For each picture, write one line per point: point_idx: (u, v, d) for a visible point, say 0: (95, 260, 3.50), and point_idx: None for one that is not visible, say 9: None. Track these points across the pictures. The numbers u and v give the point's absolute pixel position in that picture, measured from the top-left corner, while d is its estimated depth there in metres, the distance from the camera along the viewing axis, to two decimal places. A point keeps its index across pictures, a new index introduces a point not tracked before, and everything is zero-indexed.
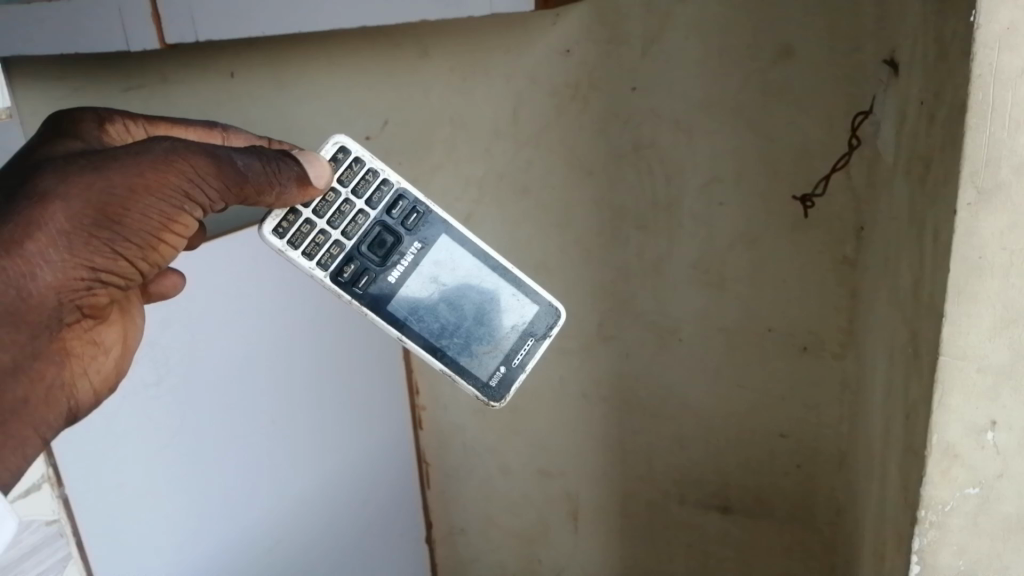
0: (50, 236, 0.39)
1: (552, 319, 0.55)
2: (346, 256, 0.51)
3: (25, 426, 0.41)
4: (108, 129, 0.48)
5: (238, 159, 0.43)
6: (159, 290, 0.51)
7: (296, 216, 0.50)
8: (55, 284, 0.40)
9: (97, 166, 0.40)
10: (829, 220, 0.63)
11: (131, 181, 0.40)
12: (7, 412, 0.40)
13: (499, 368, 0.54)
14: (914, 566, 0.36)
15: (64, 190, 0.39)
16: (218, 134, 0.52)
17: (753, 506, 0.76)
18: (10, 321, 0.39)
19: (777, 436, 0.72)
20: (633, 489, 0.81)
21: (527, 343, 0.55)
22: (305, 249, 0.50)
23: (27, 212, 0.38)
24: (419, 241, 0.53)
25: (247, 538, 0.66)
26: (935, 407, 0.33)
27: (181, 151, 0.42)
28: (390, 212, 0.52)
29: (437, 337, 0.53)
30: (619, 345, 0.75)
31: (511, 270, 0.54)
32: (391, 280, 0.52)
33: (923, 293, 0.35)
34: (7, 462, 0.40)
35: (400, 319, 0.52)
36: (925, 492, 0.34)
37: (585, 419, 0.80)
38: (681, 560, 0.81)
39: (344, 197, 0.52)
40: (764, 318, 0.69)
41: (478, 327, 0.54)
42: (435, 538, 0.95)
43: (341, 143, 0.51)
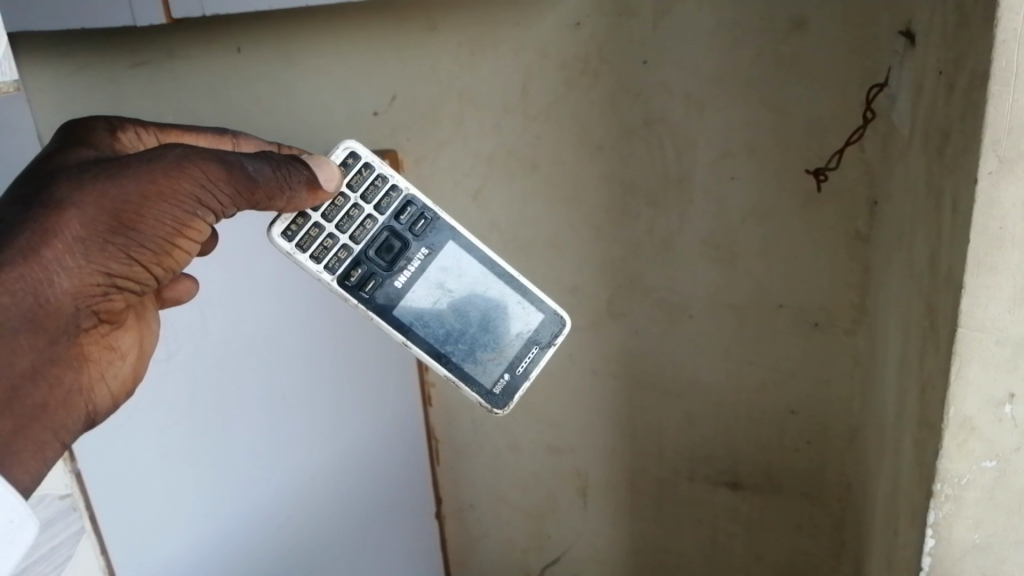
0: (66, 244, 0.39)
1: (557, 327, 0.54)
2: (353, 259, 0.51)
3: (46, 431, 0.40)
4: (122, 138, 0.48)
5: (249, 165, 0.44)
6: (173, 296, 0.53)
7: (305, 220, 0.50)
8: (71, 290, 0.40)
9: (110, 174, 0.41)
10: (842, 195, 0.63)
11: (145, 188, 0.41)
12: (30, 417, 0.39)
13: (503, 375, 0.54)
14: (929, 540, 0.35)
15: (79, 198, 0.40)
16: (228, 141, 0.53)
17: (763, 482, 0.76)
18: (28, 328, 0.38)
19: (787, 413, 0.72)
20: (642, 465, 0.81)
21: (532, 351, 0.55)
22: (313, 252, 0.50)
23: (44, 218, 0.39)
24: (427, 246, 0.53)
25: (257, 519, 0.66)
26: (952, 381, 0.33)
27: (193, 158, 0.42)
28: (397, 218, 0.52)
29: (442, 343, 0.53)
30: (629, 322, 0.75)
31: (516, 278, 0.54)
32: (397, 285, 0.52)
33: (940, 266, 0.35)
34: (27, 466, 0.39)
35: (405, 324, 0.52)
36: (941, 466, 0.34)
37: (594, 395, 0.80)
38: (690, 535, 0.81)
39: (352, 201, 0.51)
40: (775, 294, 0.68)
41: (484, 334, 0.54)
42: (444, 514, 0.94)
43: (352, 148, 0.51)
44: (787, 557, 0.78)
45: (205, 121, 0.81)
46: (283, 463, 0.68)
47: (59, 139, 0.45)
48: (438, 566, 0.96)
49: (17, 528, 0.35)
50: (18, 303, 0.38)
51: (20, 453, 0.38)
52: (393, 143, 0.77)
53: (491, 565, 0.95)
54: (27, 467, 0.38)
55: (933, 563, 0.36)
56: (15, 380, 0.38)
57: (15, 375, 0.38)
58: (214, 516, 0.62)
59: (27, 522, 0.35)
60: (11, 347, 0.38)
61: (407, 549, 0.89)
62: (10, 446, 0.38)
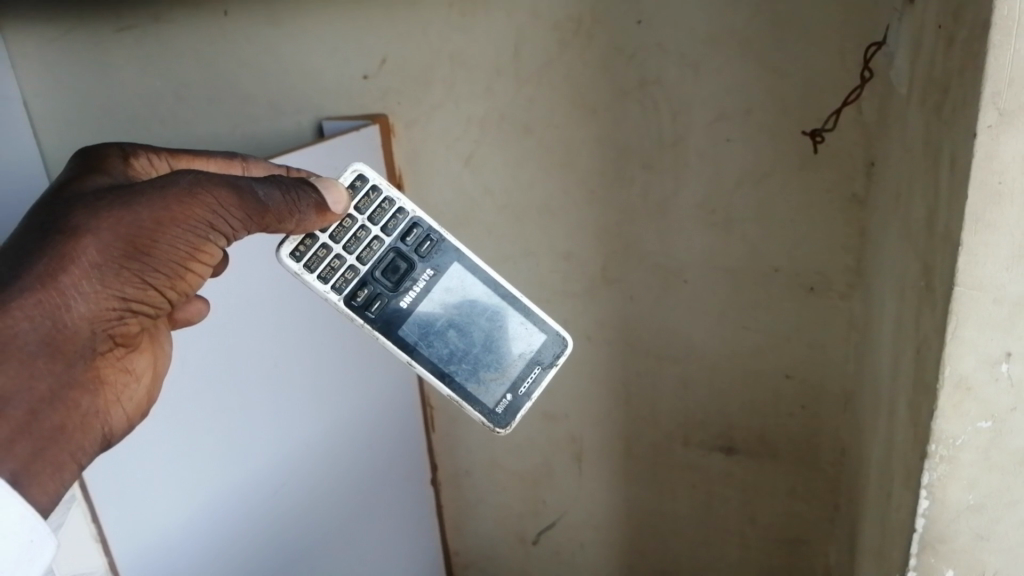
0: (82, 270, 0.39)
1: (559, 348, 0.53)
2: (360, 280, 0.50)
3: (63, 452, 0.39)
4: (134, 164, 0.47)
5: (259, 189, 0.43)
6: (184, 317, 0.51)
7: (313, 241, 0.49)
8: (88, 315, 0.39)
9: (124, 201, 0.40)
10: (838, 157, 0.62)
11: (158, 214, 0.40)
12: (47, 439, 0.38)
13: (505, 395, 0.53)
14: (923, 501, 0.33)
15: (94, 224, 0.39)
16: (238, 165, 0.50)
17: (757, 446, 0.76)
18: (45, 351, 0.38)
19: (782, 377, 0.72)
20: (637, 431, 0.81)
21: (534, 372, 0.53)
22: (321, 273, 0.49)
23: (60, 245, 0.38)
24: (432, 267, 0.52)
25: (249, 486, 0.66)
26: (948, 341, 0.31)
27: (205, 183, 0.41)
28: (404, 239, 0.51)
29: (446, 362, 0.52)
30: (623, 287, 0.75)
31: (519, 299, 0.53)
32: (403, 305, 0.51)
33: (938, 224, 0.34)
34: (45, 487, 0.38)
35: (410, 343, 0.51)
36: (935, 426, 0.32)
37: (588, 361, 0.80)
38: (684, 499, 0.82)
39: (360, 223, 0.50)
40: (771, 258, 0.68)
41: (488, 353, 0.53)
42: (439, 480, 0.95)
43: (360, 171, 0.50)
44: (781, 521, 0.78)
45: (195, 86, 0.80)
46: (272, 432, 0.67)
47: (77, 165, 0.45)
48: (435, 534, 0.96)
49: (36, 549, 0.37)
50: (35, 327, 0.37)
51: (38, 475, 0.38)
52: (384, 107, 0.76)
53: (487, 532, 0.95)
54: (45, 488, 0.38)
55: (926, 524, 0.34)
56: (30, 403, 0.38)
57: (33, 398, 0.38)
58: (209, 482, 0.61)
59: (45, 545, 0.37)
60: (28, 371, 0.37)
61: (404, 517, 0.89)
62: (27, 468, 0.37)
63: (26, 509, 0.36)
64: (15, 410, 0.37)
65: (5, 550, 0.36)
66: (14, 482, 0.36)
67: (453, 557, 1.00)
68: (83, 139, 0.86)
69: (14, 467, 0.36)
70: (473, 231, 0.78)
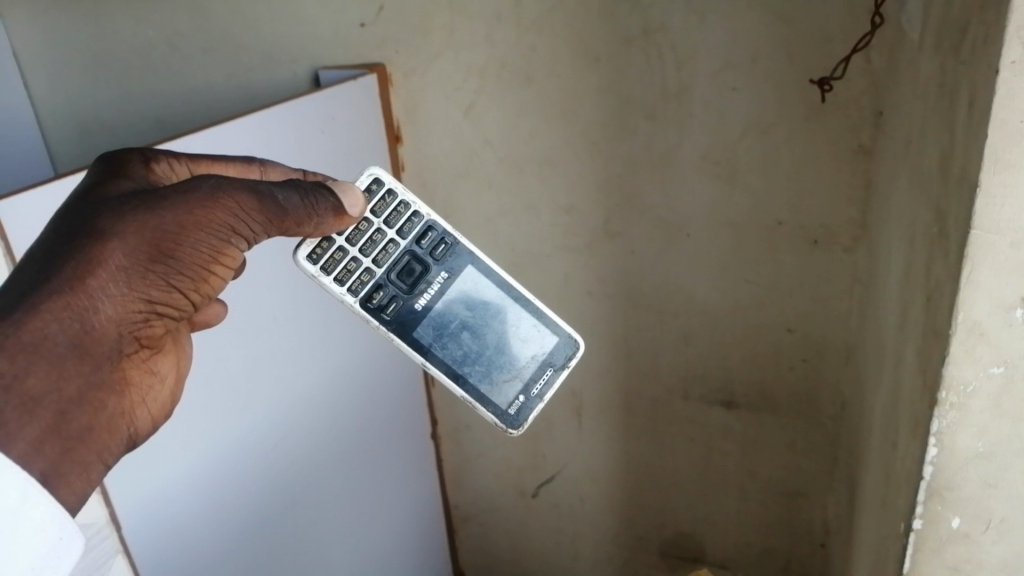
0: (109, 273, 0.37)
1: (571, 350, 0.52)
2: (376, 283, 0.49)
3: (90, 451, 0.38)
4: (155, 168, 0.45)
5: (279, 193, 0.41)
6: (203, 319, 0.50)
7: (330, 244, 0.48)
8: (114, 317, 0.38)
9: (148, 204, 0.38)
10: (845, 107, 0.61)
11: (181, 217, 0.39)
12: (75, 439, 0.37)
13: (517, 396, 0.51)
14: (931, 449, 0.33)
15: (121, 228, 0.38)
16: (256, 169, 0.47)
17: (757, 400, 0.76)
18: (73, 353, 0.36)
19: (783, 331, 0.72)
20: (637, 385, 0.81)
21: (546, 373, 0.52)
22: (336, 275, 0.48)
23: (87, 249, 0.37)
24: (446, 270, 0.51)
25: (249, 436, 0.65)
26: (962, 286, 0.30)
27: (226, 188, 0.40)
28: (419, 243, 0.50)
29: (460, 364, 0.51)
30: (625, 242, 0.74)
31: (532, 302, 0.52)
32: (419, 306, 0.50)
33: (952, 169, 0.33)
34: (72, 486, 0.37)
35: (425, 345, 0.50)
36: (946, 372, 0.31)
37: (589, 316, 0.79)
38: (683, 452, 0.82)
39: (375, 226, 0.49)
40: (775, 210, 0.67)
41: (501, 354, 0.52)
42: (440, 434, 0.95)
43: (376, 174, 0.49)
44: (779, 474, 0.79)
45: (188, 35, 0.78)
46: (272, 385, 0.67)
47: (99, 170, 0.43)
48: (435, 487, 0.97)
49: (65, 545, 0.35)
50: (64, 330, 0.36)
51: (66, 475, 0.36)
52: (382, 56, 0.74)
53: (486, 486, 0.96)
54: (73, 488, 0.37)
55: (934, 472, 0.33)
56: (58, 404, 0.36)
57: (61, 399, 0.36)
58: (212, 433, 0.61)
59: (73, 540, 0.36)
60: (57, 372, 0.36)
61: (403, 468, 0.89)
62: (54, 469, 0.36)
63: (54, 508, 0.35)
64: (43, 411, 0.35)
65: (33, 546, 0.34)
66: (42, 482, 0.35)
67: (453, 510, 1.00)
68: (77, 90, 0.85)
69: (43, 467, 0.35)
70: (473, 185, 0.77)
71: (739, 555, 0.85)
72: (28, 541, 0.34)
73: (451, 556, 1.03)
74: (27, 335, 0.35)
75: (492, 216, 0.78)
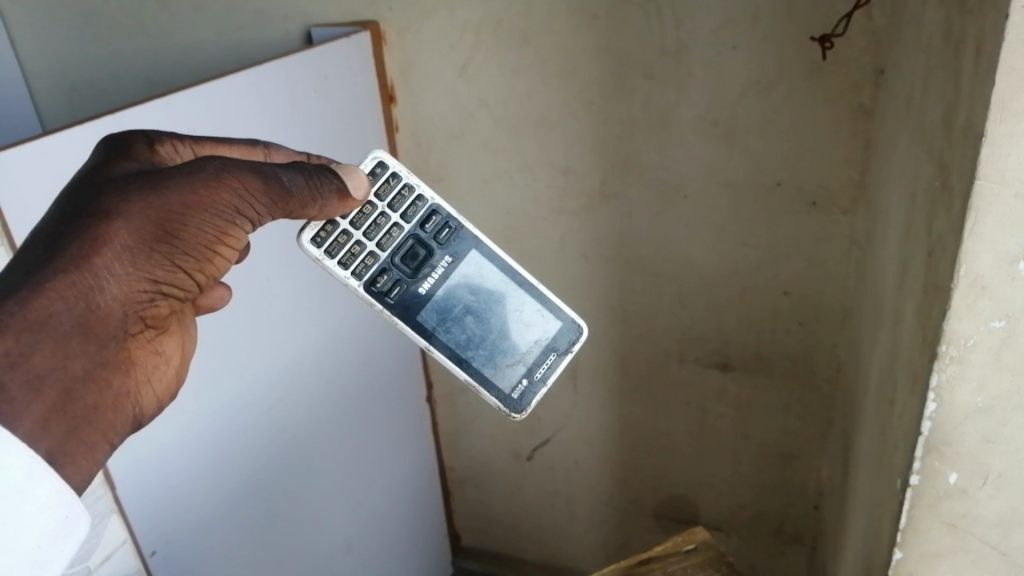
0: (114, 253, 0.37)
1: (575, 335, 0.51)
2: (381, 267, 0.48)
3: (95, 431, 0.37)
4: (160, 150, 0.43)
5: (283, 174, 0.41)
6: (207, 303, 0.49)
7: (334, 227, 0.47)
8: (120, 297, 0.37)
9: (153, 184, 0.38)
10: (846, 65, 0.60)
11: (186, 198, 0.38)
12: (81, 418, 0.36)
13: (521, 379, 0.50)
14: (930, 404, 0.32)
15: (126, 207, 0.37)
16: (261, 151, 0.47)
17: (753, 363, 0.76)
18: (79, 332, 0.36)
19: (780, 293, 0.71)
20: (633, 348, 0.80)
21: (549, 358, 0.51)
22: (341, 258, 0.47)
23: (92, 228, 0.36)
24: (451, 255, 0.49)
25: (244, 398, 0.65)
26: (965, 238, 0.30)
27: (231, 169, 0.40)
28: (423, 226, 0.49)
29: (464, 348, 0.49)
30: (621, 203, 0.73)
31: (536, 286, 0.51)
32: (423, 290, 0.49)
33: (957, 122, 0.33)
34: (79, 466, 0.36)
35: (428, 329, 0.49)
36: (946, 326, 0.31)
37: (585, 279, 0.79)
38: (678, 415, 0.82)
39: (379, 210, 0.48)
40: (773, 171, 0.66)
41: (505, 338, 0.51)
42: (435, 398, 0.95)
43: (380, 158, 0.48)
44: (773, 437, 0.79)
45: None
46: (268, 347, 0.66)
47: (102, 149, 0.42)
48: (430, 450, 0.97)
49: (71, 524, 0.34)
50: (70, 309, 0.35)
51: (73, 454, 0.36)
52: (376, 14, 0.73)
53: (481, 449, 0.96)
54: (79, 467, 0.36)
55: (933, 428, 0.33)
56: (65, 382, 0.35)
57: (67, 377, 0.35)
58: (208, 397, 0.61)
59: (79, 517, 0.35)
60: (63, 351, 0.35)
61: (398, 432, 0.89)
62: (61, 447, 0.35)
63: (60, 484, 0.34)
64: (50, 388, 0.35)
65: (41, 526, 0.33)
66: (49, 461, 0.34)
67: (448, 473, 1.01)
68: (65, 48, 0.83)
69: (50, 447, 0.34)
70: (469, 146, 0.76)
71: (733, 517, 0.86)
72: (35, 520, 0.33)
73: (446, 519, 1.04)
74: (33, 313, 0.34)
75: (488, 178, 0.77)
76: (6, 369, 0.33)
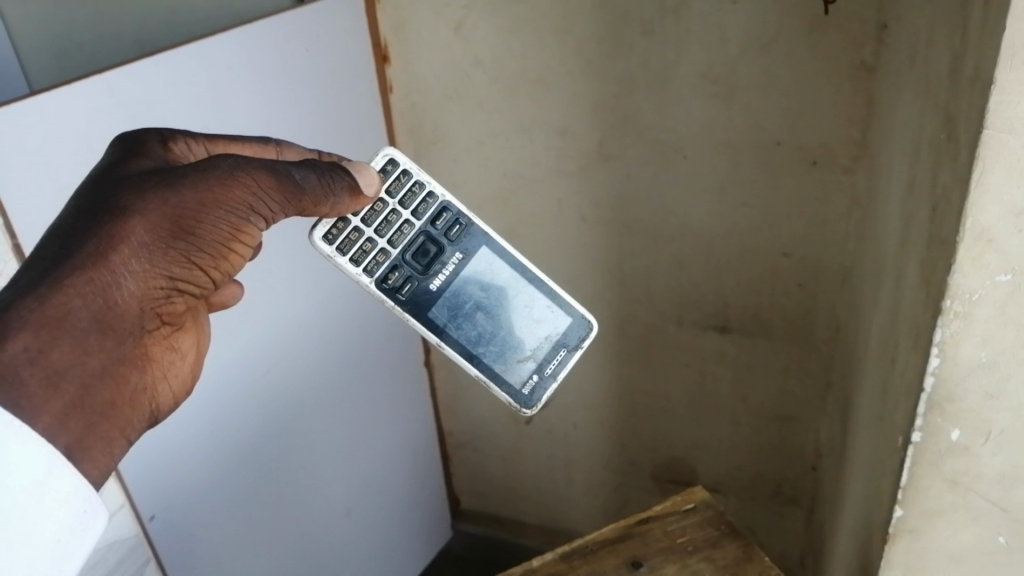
0: (131, 249, 0.37)
1: (585, 331, 0.49)
2: (391, 264, 0.47)
3: (114, 427, 0.36)
4: (173, 148, 0.43)
5: (295, 172, 0.41)
6: (218, 300, 0.48)
7: (346, 224, 0.46)
8: (137, 294, 0.37)
9: (168, 182, 0.38)
10: (849, 21, 0.59)
11: (201, 195, 0.39)
12: (99, 414, 0.36)
13: (531, 375, 0.49)
14: (933, 359, 0.32)
15: (142, 204, 0.37)
16: (272, 149, 0.46)
17: (751, 325, 0.75)
18: (96, 328, 0.36)
19: (779, 255, 0.71)
20: (631, 311, 0.80)
21: (559, 354, 0.49)
22: (353, 255, 0.46)
23: (109, 224, 0.36)
24: (461, 251, 0.48)
25: (240, 362, 0.65)
26: (972, 190, 0.29)
27: (245, 167, 0.40)
28: (433, 224, 0.47)
29: (474, 344, 0.48)
30: (619, 165, 0.72)
31: (546, 282, 0.49)
32: (434, 287, 0.47)
33: (963, 72, 0.32)
34: (97, 461, 0.35)
35: (439, 325, 0.47)
36: (951, 281, 0.31)
37: (583, 241, 0.78)
38: (676, 378, 0.82)
39: (390, 207, 0.47)
40: (773, 130, 0.65)
41: (516, 334, 0.49)
42: (433, 363, 0.95)
43: (391, 155, 0.46)
44: (772, 399, 0.79)
45: None
46: (263, 311, 0.66)
47: (115, 146, 0.41)
48: (428, 414, 0.97)
49: (89, 518, 0.34)
50: (87, 304, 0.35)
51: (90, 449, 0.35)
52: None
53: (479, 413, 0.96)
54: (97, 462, 0.35)
55: (935, 384, 0.33)
56: (84, 377, 0.35)
57: (85, 372, 0.35)
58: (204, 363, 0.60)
59: (97, 512, 0.34)
60: (81, 346, 0.35)
61: (397, 398, 0.89)
62: (80, 442, 0.34)
63: (78, 480, 0.33)
64: (68, 384, 0.34)
65: (59, 522, 0.33)
66: (67, 455, 0.34)
67: (447, 438, 1.01)
68: (50, 9, 0.81)
69: (68, 441, 0.34)
70: (465, 107, 0.75)
71: (731, 478, 0.86)
72: (54, 515, 0.32)
73: (445, 482, 1.04)
74: (52, 308, 0.34)
75: (485, 140, 0.76)
76: (24, 364, 0.33)
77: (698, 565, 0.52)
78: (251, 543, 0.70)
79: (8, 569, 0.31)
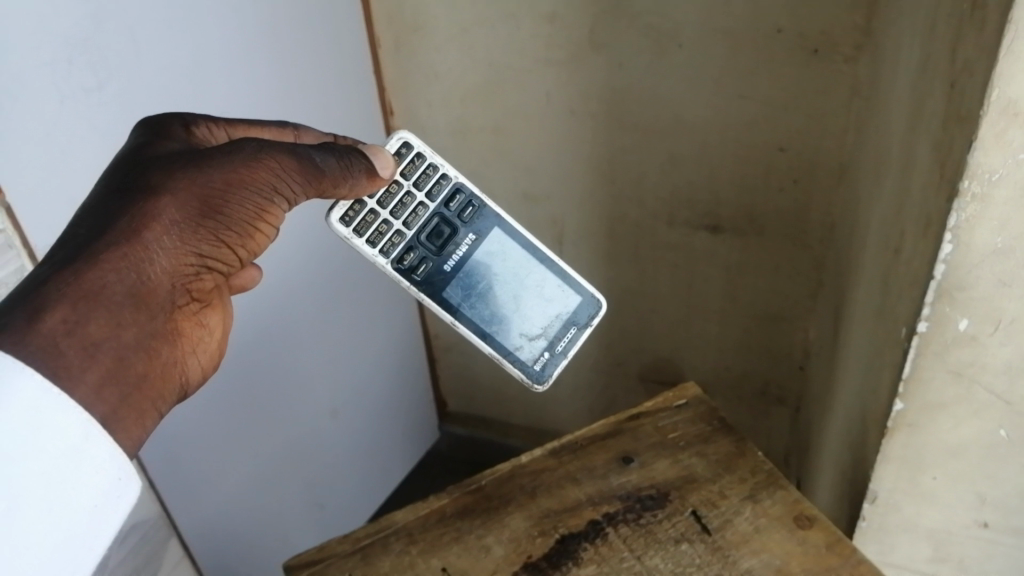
0: (162, 227, 0.35)
1: (595, 309, 0.48)
2: (407, 245, 0.45)
3: (148, 400, 0.34)
4: (196, 132, 0.40)
5: (316, 155, 0.39)
6: (239, 284, 0.45)
7: (361, 207, 0.44)
8: (170, 271, 0.35)
9: (196, 162, 0.36)
10: None
11: (228, 175, 0.37)
12: (134, 385, 0.34)
13: (544, 351, 0.47)
14: (946, 246, 0.30)
15: (171, 183, 0.35)
16: (290, 134, 0.43)
17: (744, 224, 0.74)
18: (132, 304, 0.34)
19: (776, 150, 0.68)
20: (621, 211, 0.78)
21: (570, 332, 0.47)
22: (369, 237, 0.44)
23: (139, 203, 0.35)
24: (474, 232, 0.46)
25: None
26: (1001, 58, 0.27)
27: (269, 149, 0.38)
28: (447, 205, 0.46)
29: (488, 323, 0.46)
30: (610, 55, 0.69)
31: (557, 262, 0.47)
32: (448, 267, 0.46)
33: None
34: (131, 431, 0.33)
35: (453, 304, 0.46)
36: (970, 160, 0.29)
37: (572, 138, 0.75)
38: (665, 277, 0.80)
39: (405, 190, 0.45)
40: (774, 15, 0.62)
41: (529, 313, 0.47)
42: None
43: (405, 138, 0.45)
44: (763, 300, 0.78)
45: None
46: None
47: (138, 130, 0.39)
48: (414, 318, 0.96)
49: (125, 486, 0.33)
50: (121, 280, 0.33)
51: (123, 420, 0.33)
52: None
53: None
54: (132, 432, 0.33)
55: (947, 271, 0.31)
56: (120, 350, 0.33)
57: (121, 346, 0.33)
58: None
59: (133, 479, 0.33)
60: (117, 320, 0.33)
61: (383, 303, 0.88)
62: (115, 412, 0.33)
63: (111, 447, 0.32)
64: (104, 355, 0.32)
65: (92, 490, 0.32)
66: (104, 424, 0.32)
67: (433, 341, 1.00)
68: None
69: (103, 411, 0.32)
70: None
71: (719, 379, 0.86)
72: (87, 481, 0.31)
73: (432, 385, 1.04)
74: (87, 283, 0.32)
75: (468, 28, 0.72)
76: (61, 336, 0.31)
77: (690, 460, 0.51)
78: (236, 443, 0.70)
79: (47, 534, 0.31)
